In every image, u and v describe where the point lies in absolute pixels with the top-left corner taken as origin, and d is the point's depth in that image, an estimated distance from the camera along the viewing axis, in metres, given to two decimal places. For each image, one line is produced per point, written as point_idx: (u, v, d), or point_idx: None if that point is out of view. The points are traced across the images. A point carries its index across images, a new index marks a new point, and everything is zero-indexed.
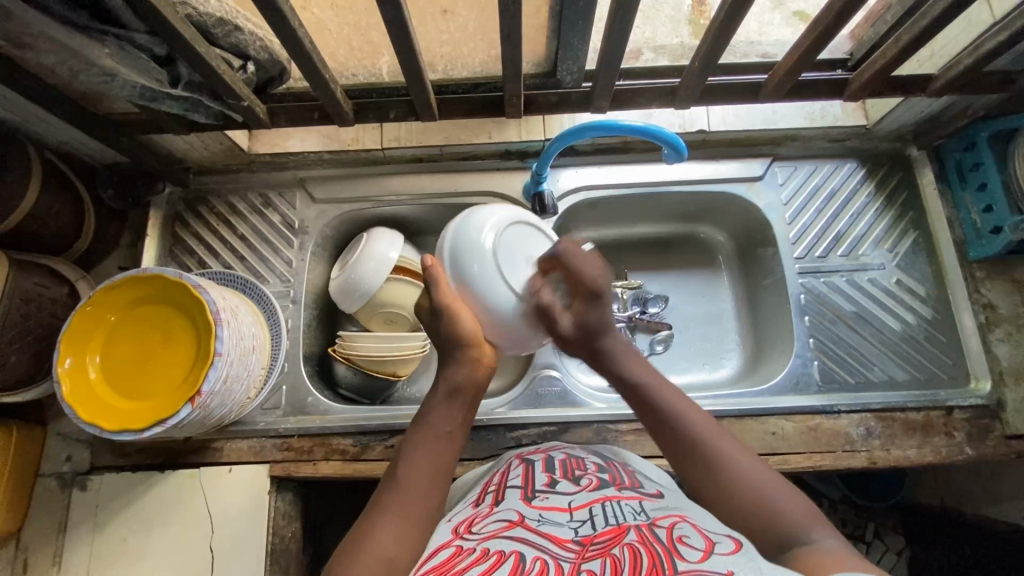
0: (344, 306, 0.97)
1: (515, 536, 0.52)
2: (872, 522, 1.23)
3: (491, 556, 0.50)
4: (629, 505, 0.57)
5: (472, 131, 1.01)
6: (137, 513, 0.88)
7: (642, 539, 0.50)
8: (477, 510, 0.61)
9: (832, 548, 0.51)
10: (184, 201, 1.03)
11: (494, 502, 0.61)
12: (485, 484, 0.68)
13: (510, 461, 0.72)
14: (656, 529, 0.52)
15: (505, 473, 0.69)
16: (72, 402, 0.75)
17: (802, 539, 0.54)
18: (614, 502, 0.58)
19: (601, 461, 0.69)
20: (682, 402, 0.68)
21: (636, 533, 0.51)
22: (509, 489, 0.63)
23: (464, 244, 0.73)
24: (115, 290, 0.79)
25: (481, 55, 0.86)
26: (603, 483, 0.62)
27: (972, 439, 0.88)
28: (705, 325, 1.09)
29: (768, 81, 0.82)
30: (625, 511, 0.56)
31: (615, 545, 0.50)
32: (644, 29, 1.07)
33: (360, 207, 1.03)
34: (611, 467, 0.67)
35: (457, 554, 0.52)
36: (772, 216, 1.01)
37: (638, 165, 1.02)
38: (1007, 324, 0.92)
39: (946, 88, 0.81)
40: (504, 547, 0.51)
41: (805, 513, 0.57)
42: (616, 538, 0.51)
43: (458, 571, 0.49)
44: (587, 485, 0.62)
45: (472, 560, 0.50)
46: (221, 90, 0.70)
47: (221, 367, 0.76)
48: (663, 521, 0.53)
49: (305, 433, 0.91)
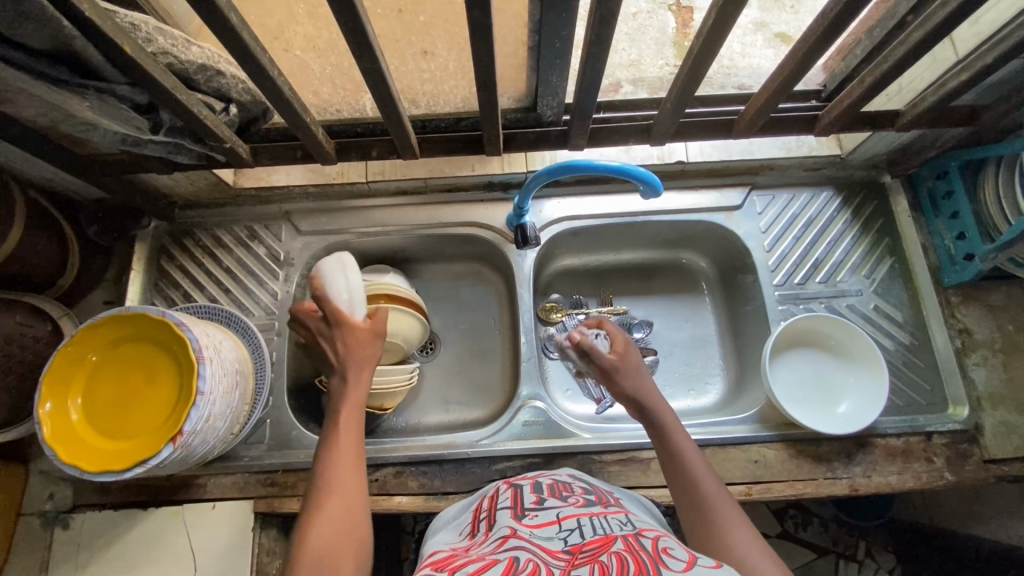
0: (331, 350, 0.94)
1: (509, 545, 0.53)
2: (864, 541, 1.27)
3: (485, 561, 0.50)
4: (615, 519, 0.59)
5: (456, 165, 1.03)
6: (117, 553, 0.87)
7: (629, 548, 0.51)
8: (472, 539, 0.61)
9: None
10: (170, 234, 1.04)
11: (487, 528, 0.61)
12: (476, 511, 0.68)
13: (497, 487, 0.72)
14: (642, 540, 0.53)
15: (494, 497, 0.69)
16: (53, 443, 0.74)
17: None
18: (600, 517, 0.59)
19: (586, 485, 0.71)
20: (699, 461, 0.67)
21: (624, 542, 0.52)
22: (499, 511, 0.63)
23: (827, 396, 0.93)
24: (98, 330, 0.80)
25: (462, 92, 0.88)
26: (590, 502, 0.64)
27: (952, 464, 0.89)
28: (689, 351, 1.10)
29: (740, 119, 0.85)
30: (611, 524, 0.57)
31: (603, 553, 0.50)
32: (629, 51, 1.09)
33: (346, 238, 1.04)
34: (597, 490, 0.69)
35: (455, 555, 0.54)
36: (751, 244, 1.02)
37: (618, 195, 1.04)
38: (983, 349, 0.94)
39: (914, 123, 0.83)
40: (498, 555, 0.51)
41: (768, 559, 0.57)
42: (604, 546, 0.51)
43: (454, 566, 0.51)
44: (573, 503, 0.63)
45: (469, 561, 0.52)
46: (204, 134, 0.71)
47: (204, 406, 0.77)
48: (649, 534, 0.55)
49: (290, 468, 0.91)
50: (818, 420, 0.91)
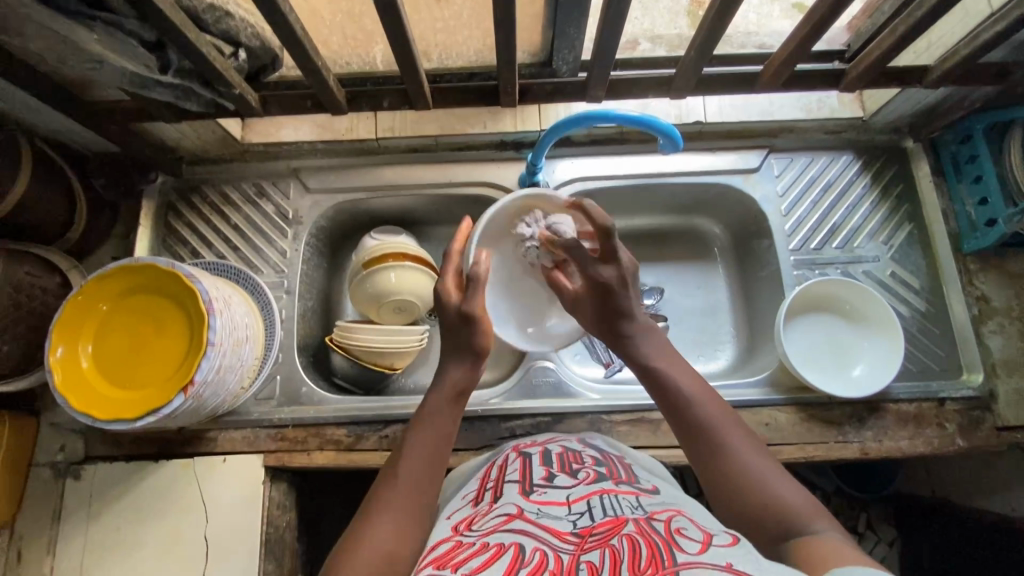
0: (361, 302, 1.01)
1: (514, 529, 0.51)
2: (864, 513, 1.27)
3: (489, 550, 0.48)
4: (625, 498, 0.57)
5: (467, 120, 1.01)
6: (130, 503, 0.88)
7: (641, 531, 0.49)
8: (476, 508, 0.60)
9: (835, 542, 0.49)
10: (177, 191, 1.02)
11: (492, 499, 0.60)
12: (483, 479, 0.67)
13: (508, 455, 0.72)
14: (654, 522, 0.51)
15: (503, 467, 0.68)
16: (64, 392, 0.74)
17: (805, 529, 0.51)
18: (612, 495, 0.57)
19: (597, 455, 0.69)
20: (696, 383, 0.64)
21: (635, 524, 0.50)
22: (507, 484, 0.62)
23: (841, 359, 0.93)
24: (106, 281, 0.79)
25: (476, 43, 0.85)
26: (601, 477, 0.62)
27: (963, 430, 0.88)
28: (701, 318, 1.09)
29: (764, 71, 0.82)
30: (622, 504, 0.55)
31: (613, 536, 0.49)
32: (642, 21, 1.04)
33: (355, 197, 1.03)
34: (608, 462, 0.67)
35: (457, 548, 0.50)
36: (767, 208, 1.00)
37: (633, 155, 1.02)
38: (999, 316, 0.92)
39: (943, 79, 0.80)
40: (502, 541, 0.50)
41: (800, 504, 0.54)
42: (615, 529, 0.50)
43: (456, 563, 0.47)
44: (584, 479, 0.61)
45: (471, 555, 0.48)
46: (213, 78, 0.70)
47: (214, 357, 0.76)
48: (661, 515, 0.53)
49: (300, 423, 0.91)
50: (833, 384, 0.90)
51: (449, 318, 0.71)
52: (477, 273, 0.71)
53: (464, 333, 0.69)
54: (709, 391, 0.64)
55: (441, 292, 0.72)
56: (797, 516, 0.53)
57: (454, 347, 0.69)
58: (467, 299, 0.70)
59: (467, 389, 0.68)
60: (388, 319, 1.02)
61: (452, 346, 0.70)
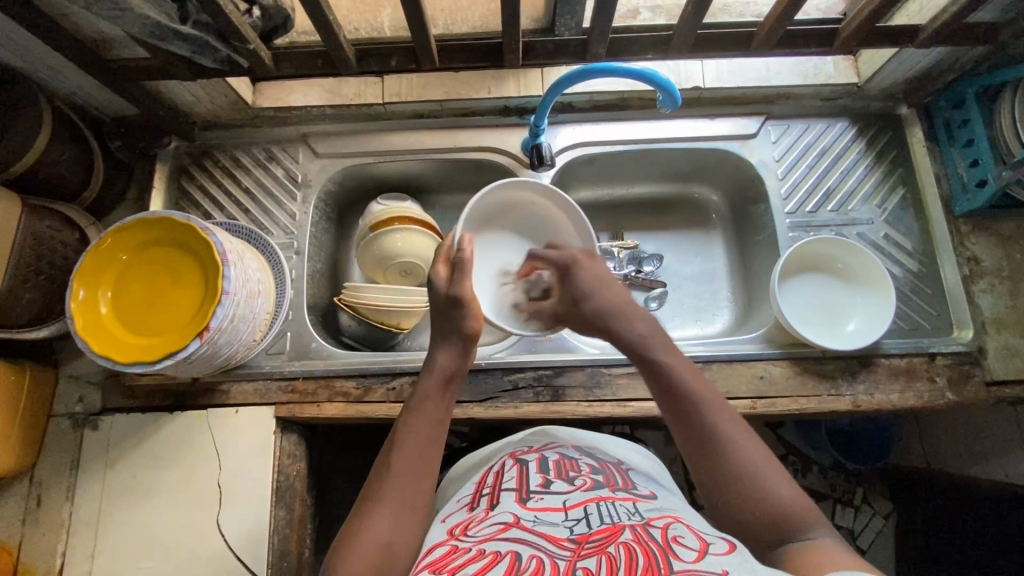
0: (369, 265, 1.04)
1: (511, 537, 0.53)
2: (860, 488, 1.30)
3: (487, 555, 0.50)
4: (623, 505, 0.57)
5: (472, 86, 1.04)
6: (146, 451, 0.91)
7: (637, 539, 0.50)
8: (471, 514, 0.61)
9: (830, 546, 0.53)
10: (189, 155, 1.05)
11: (489, 506, 0.61)
12: (479, 483, 0.67)
13: (504, 462, 0.71)
14: (651, 529, 0.52)
15: (499, 474, 0.68)
16: (85, 335, 0.77)
17: (800, 535, 0.55)
18: (609, 502, 0.58)
19: (594, 463, 0.69)
20: (700, 383, 0.66)
21: (632, 532, 0.52)
22: (504, 491, 0.62)
23: (834, 315, 0.96)
24: (126, 232, 0.82)
25: (480, 9, 0.92)
26: (597, 484, 0.62)
27: (953, 384, 0.91)
28: (699, 284, 1.12)
29: (759, 30, 0.84)
30: (619, 511, 0.56)
31: (610, 544, 0.50)
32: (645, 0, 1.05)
33: (362, 161, 1.06)
34: (605, 469, 0.67)
35: (452, 552, 0.52)
36: (764, 172, 1.03)
37: (634, 121, 1.04)
38: (990, 276, 0.95)
39: (933, 39, 0.83)
40: (500, 547, 0.51)
41: (798, 508, 0.57)
42: (611, 537, 0.51)
43: (454, 570, 0.49)
44: (581, 485, 0.62)
45: (467, 560, 0.50)
46: (228, 31, 0.73)
47: (229, 305, 0.79)
48: (657, 522, 0.54)
49: (310, 375, 0.94)
50: (826, 339, 0.94)
51: (438, 299, 0.76)
52: (461, 256, 0.76)
53: (452, 320, 0.73)
54: (712, 392, 0.66)
55: (432, 274, 0.77)
56: (795, 521, 0.57)
57: (443, 332, 0.74)
58: (455, 282, 0.74)
59: (455, 374, 0.71)
60: (394, 283, 1.05)
61: (443, 332, 0.74)
